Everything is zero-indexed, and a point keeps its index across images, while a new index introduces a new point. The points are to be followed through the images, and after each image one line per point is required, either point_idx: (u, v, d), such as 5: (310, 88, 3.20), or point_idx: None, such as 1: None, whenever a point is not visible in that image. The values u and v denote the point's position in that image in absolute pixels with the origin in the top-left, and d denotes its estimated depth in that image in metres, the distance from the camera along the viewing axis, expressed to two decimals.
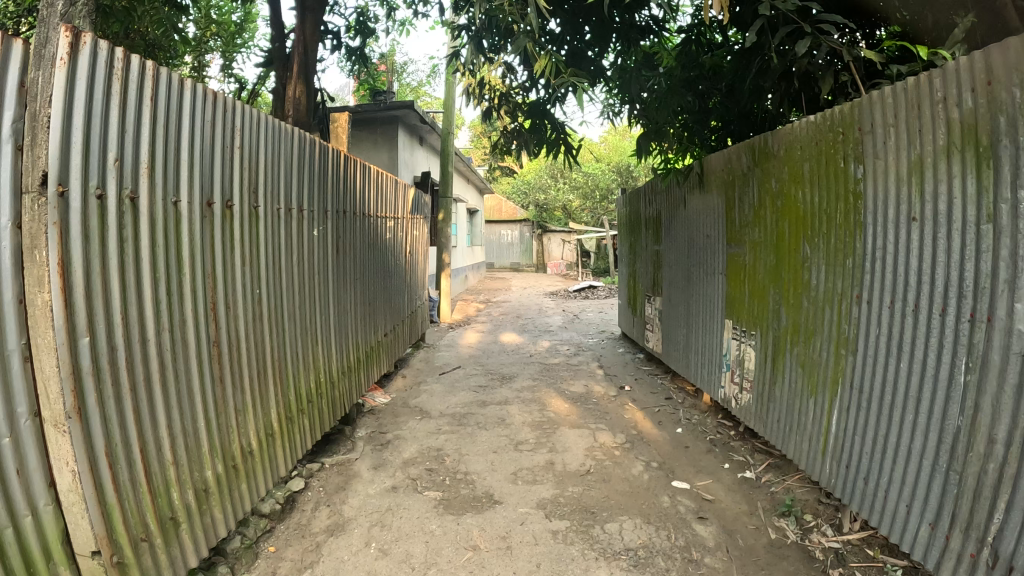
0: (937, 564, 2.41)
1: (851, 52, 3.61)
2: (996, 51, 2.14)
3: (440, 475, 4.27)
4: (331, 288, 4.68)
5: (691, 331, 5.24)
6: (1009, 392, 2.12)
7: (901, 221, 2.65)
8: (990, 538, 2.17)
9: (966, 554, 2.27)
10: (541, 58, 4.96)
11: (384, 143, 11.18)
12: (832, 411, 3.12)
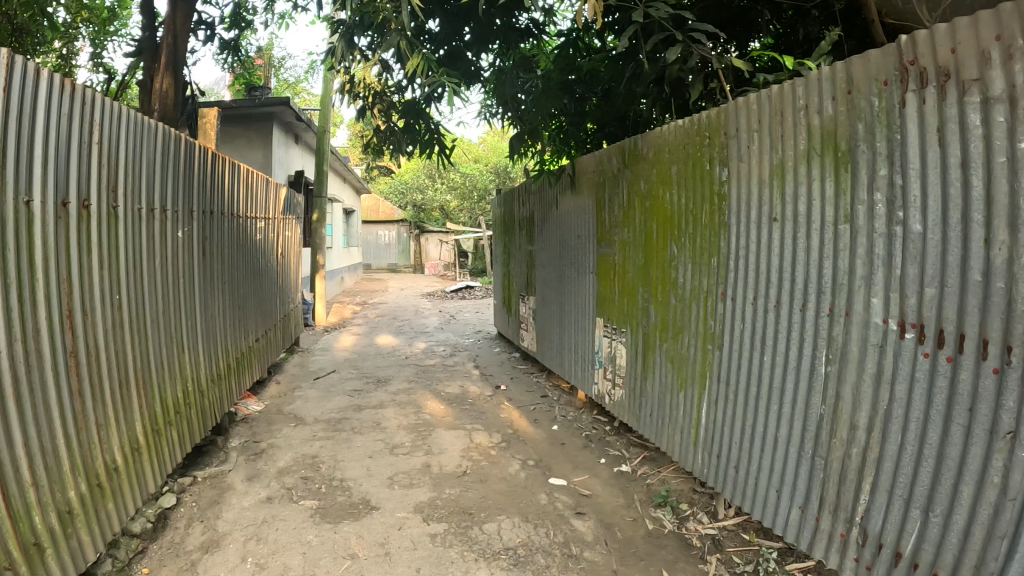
0: (809, 545, 2.54)
1: (721, 60, 3.73)
2: (857, 62, 2.27)
3: (316, 483, 4.11)
4: (198, 291, 4.42)
5: (564, 329, 5.31)
6: (868, 381, 2.27)
7: (763, 221, 2.77)
8: (859, 518, 2.31)
9: (836, 535, 2.40)
10: (414, 57, 4.96)
11: (259, 141, 10.74)
12: (702, 403, 3.23)
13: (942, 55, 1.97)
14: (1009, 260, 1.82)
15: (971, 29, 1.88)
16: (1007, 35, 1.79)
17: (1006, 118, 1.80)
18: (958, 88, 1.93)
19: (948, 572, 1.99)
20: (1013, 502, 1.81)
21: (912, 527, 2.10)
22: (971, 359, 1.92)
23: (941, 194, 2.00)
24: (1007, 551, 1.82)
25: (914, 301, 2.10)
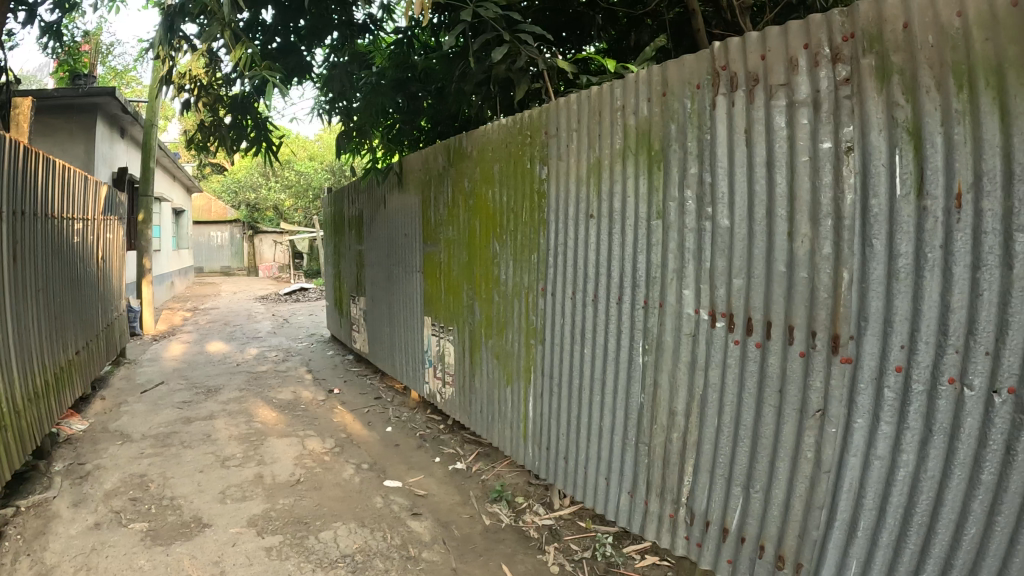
0: (641, 528, 2.64)
1: (547, 62, 3.80)
2: (671, 66, 2.39)
3: (146, 504, 3.81)
4: (10, 301, 3.96)
5: (394, 329, 5.24)
6: (683, 368, 2.39)
7: (580, 218, 2.85)
8: (685, 498, 2.44)
9: (666, 515, 2.52)
10: (237, 48, 4.67)
11: (82, 134, 9.83)
12: (528, 397, 3.28)
13: (753, 61, 2.13)
14: (810, 252, 1.99)
15: (780, 38, 2.04)
16: (813, 44, 1.96)
17: (810, 120, 1.97)
18: (766, 92, 2.09)
19: (774, 542, 2.15)
20: (827, 473, 1.99)
21: (736, 503, 2.25)
22: (779, 343, 2.08)
23: (747, 191, 2.15)
24: (828, 519, 2.00)
25: (722, 292, 2.23)
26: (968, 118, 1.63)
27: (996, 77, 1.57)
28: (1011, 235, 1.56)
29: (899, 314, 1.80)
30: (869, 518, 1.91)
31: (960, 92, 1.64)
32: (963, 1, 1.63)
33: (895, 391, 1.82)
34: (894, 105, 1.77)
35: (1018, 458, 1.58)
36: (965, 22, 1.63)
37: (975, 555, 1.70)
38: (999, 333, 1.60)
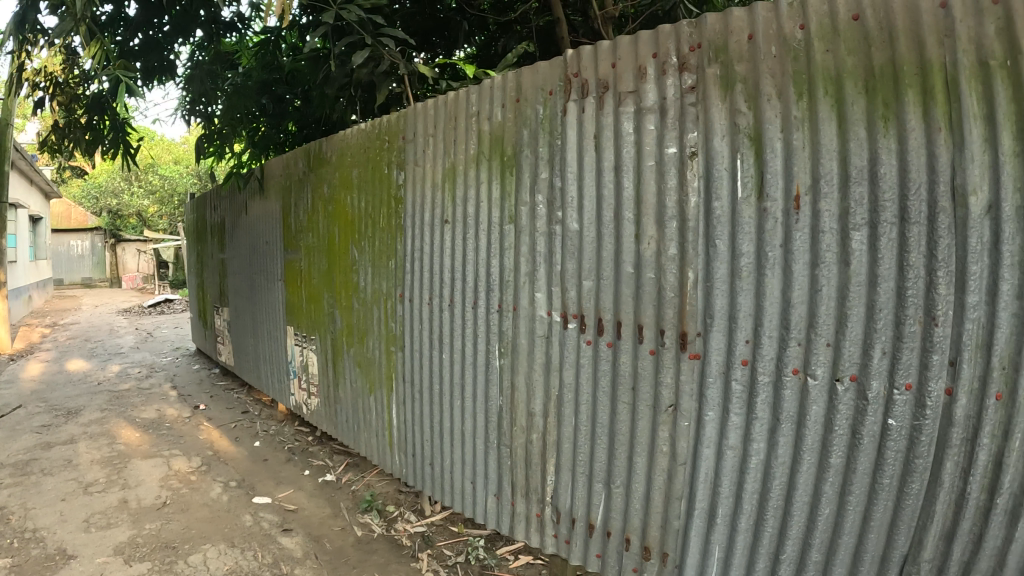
0: (509, 529, 2.65)
1: (408, 66, 3.83)
2: (525, 73, 2.43)
3: (2, 538, 3.50)
4: None
5: (258, 340, 5.08)
6: (539, 369, 2.41)
7: (436, 223, 2.82)
8: (549, 498, 2.47)
9: (532, 515, 2.55)
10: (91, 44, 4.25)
11: None
12: (390, 405, 3.22)
13: (603, 69, 2.19)
14: (656, 254, 2.05)
15: (630, 47, 2.12)
16: (661, 54, 2.05)
17: (656, 126, 2.05)
18: (615, 99, 2.16)
19: (638, 535, 2.22)
20: (683, 465, 2.07)
21: (599, 499, 2.30)
22: (630, 342, 2.12)
23: (596, 196, 2.19)
24: (687, 509, 2.09)
25: (574, 293, 2.26)
26: (806, 124, 1.76)
27: (833, 87, 1.72)
28: (847, 233, 1.71)
29: (743, 311, 1.89)
30: (727, 505, 2.01)
31: (800, 99, 1.77)
32: (805, 15, 1.77)
33: (742, 384, 1.92)
34: (736, 113, 1.88)
35: (863, 440, 1.74)
36: (807, 34, 1.77)
37: (830, 533, 1.85)
38: (838, 326, 1.74)
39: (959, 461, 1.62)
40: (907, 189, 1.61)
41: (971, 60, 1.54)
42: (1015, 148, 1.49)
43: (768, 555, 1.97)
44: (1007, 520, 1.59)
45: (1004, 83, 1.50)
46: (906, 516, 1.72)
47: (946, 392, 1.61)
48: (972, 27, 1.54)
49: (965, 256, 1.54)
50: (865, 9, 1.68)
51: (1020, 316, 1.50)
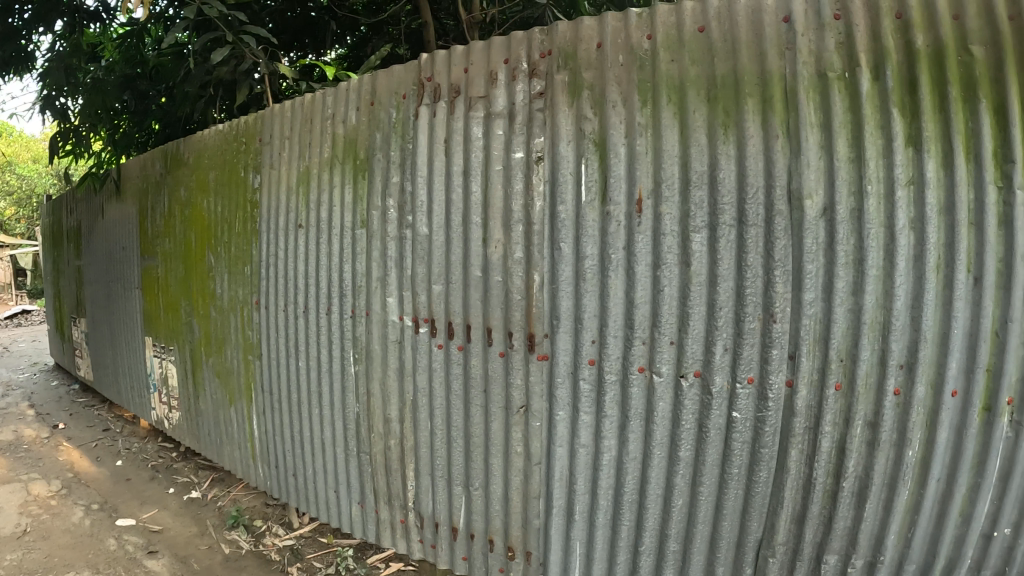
0: (376, 536, 2.62)
1: (269, 66, 3.74)
2: (381, 77, 2.42)
3: None
4: None
5: (117, 353, 4.83)
6: (393, 373, 2.34)
7: (290, 228, 2.75)
8: (411, 503, 2.45)
9: (396, 521, 2.53)
10: None
11: None
12: (251, 416, 3.12)
13: (456, 74, 2.21)
14: (503, 257, 2.01)
15: (483, 52, 2.14)
16: (512, 60, 2.08)
17: (504, 131, 2.05)
18: (466, 104, 2.16)
19: (501, 535, 2.23)
20: (538, 465, 2.05)
21: (460, 503, 2.30)
22: (480, 345, 2.08)
23: (445, 200, 2.15)
24: (546, 508, 2.09)
25: (425, 298, 2.19)
26: (649, 130, 1.81)
27: (676, 94, 1.79)
28: (688, 234, 1.76)
29: (589, 312, 1.89)
30: (584, 502, 2.03)
31: (644, 106, 1.83)
32: (652, 25, 1.85)
33: (590, 383, 1.91)
34: (582, 119, 1.91)
35: (710, 434, 1.81)
36: (653, 44, 1.85)
37: (685, 523, 1.92)
38: (681, 324, 1.78)
39: (803, 448, 1.74)
40: (745, 193, 1.69)
41: (809, 71, 1.68)
42: (848, 153, 1.63)
43: (627, 548, 2.01)
44: (854, 502, 1.74)
45: (841, 94, 1.65)
46: (757, 502, 1.82)
47: (786, 383, 1.72)
48: (811, 41, 1.69)
49: (801, 255, 1.66)
50: (710, 22, 1.79)
51: (854, 312, 1.65)
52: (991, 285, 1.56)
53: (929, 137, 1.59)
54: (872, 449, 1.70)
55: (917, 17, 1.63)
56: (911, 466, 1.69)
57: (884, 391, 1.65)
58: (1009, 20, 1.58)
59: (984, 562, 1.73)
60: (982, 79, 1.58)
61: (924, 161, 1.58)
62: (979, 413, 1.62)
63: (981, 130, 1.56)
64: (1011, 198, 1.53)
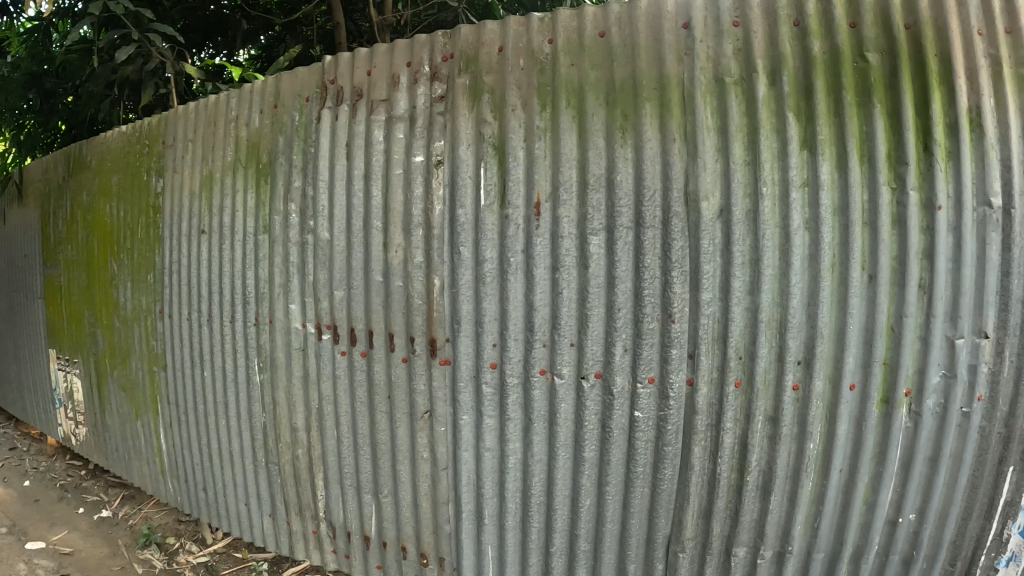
0: (289, 548, 2.57)
1: (175, 66, 3.68)
2: (284, 80, 2.38)
3: None
4: None
5: (22, 368, 4.63)
6: (297, 385, 2.30)
7: (192, 234, 2.68)
8: (322, 513, 2.40)
9: (309, 532, 2.47)
10: None
11: None
12: (158, 430, 3.03)
13: (358, 77, 2.17)
14: (404, 262, 1.97)
15: (386, 55, 2.12)
16: (415, 63, 2.06)
17: (405, 135, 2.03)
18: (368, 107, 2.13)
19: (414, 542, 2.19)
20: (445, 469, 2.01)
21: (371, 512, 2.26)
22: (382, 352, 2.03)
23: (346, 206, 2.12)
24: (455, 513, 2.04)
25: (327, 305, 2.17)
26: (548, 134, 1.78)
27: (575, 99, 1.78)
28: (585, 238, 1.72)
29: (489, 315, 1.84)
30: (493, 505, 1.97)
31: (542, 111, 1.80)
32: (553, 30, 1.84)
33: (493, 387, 1.86)
34: (482, 123, 1.87)
35: (613, 434, 1.78)
36: (554, 49, 1.83)
37: (594, 523, 1.88)
38: (580, 325, 1.75)
39: (706, 445, 1.74)
40: (642, 196, 1.68)
41: (707, 76, 1.69)
42: (744, 157, 1.65)
43: (539, 550, 1.97)
44: (758, 495, 1.76)
45: (738, 98, 1.67)
46: (663, 500, 1.80)
47: (687, 382, 1.70)
48: (709, 47, 1.71)
49: (697, 256, 1.65)
50: (610, 27, 1.79)
51: (751, 310, 1.65)
52: (885, 282, 1.62)
53: (824, 140, 1.63)
54: (774, 443, 1.71)
55: (814, 24, 1.68)
56: (812, 458, 1.72)
57: (783, 386, 1.67)
58: (903, 29, 1.65)
59: (891, 548, 1.81)
60: (877, 83, 1.64)
61: (818, 164, 1.62)
62: (877, 404, 1.69)
63: (875, 134, 1.62)
64: (904, 198, 1.60)
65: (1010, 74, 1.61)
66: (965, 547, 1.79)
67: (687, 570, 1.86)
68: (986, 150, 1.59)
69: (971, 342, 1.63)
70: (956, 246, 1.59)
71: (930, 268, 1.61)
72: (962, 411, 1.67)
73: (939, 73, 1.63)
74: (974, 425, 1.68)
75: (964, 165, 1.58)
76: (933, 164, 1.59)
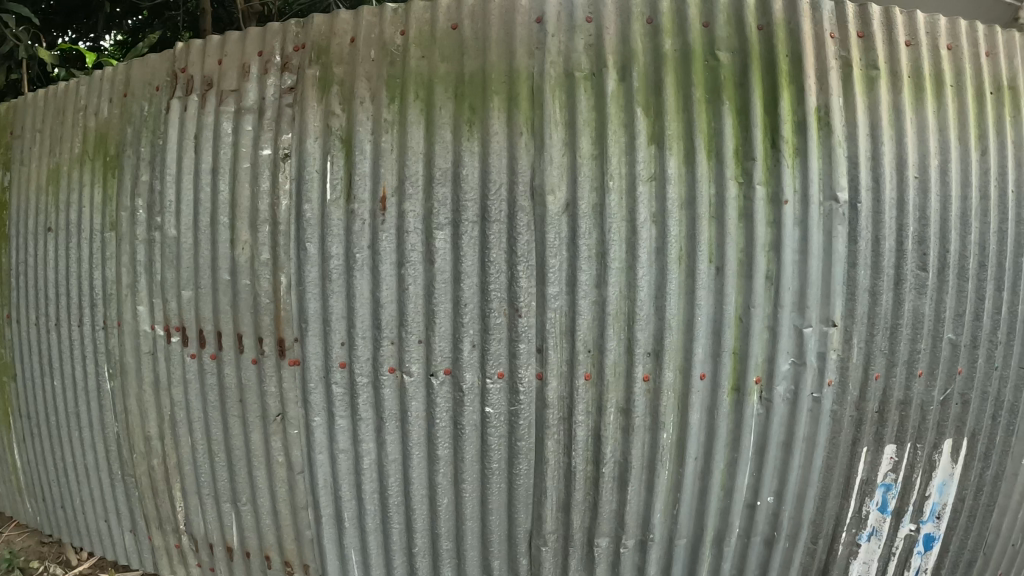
0: (153, 564, 2.43)
1: (27, 49, 3.50)
2: (136, 66, 2.25)
3: None
4: None
5: None
6: (148, 389, 2.18)
7: (39, 233, 2.50)
8: (183, 526, 2.28)
9: (172, 546, 2.34)
10: None
11: None
12: (13, 445, 2.82)
13: (209, 65, 2.04)
14: (250, 259, 1.85)
15: (237, 45, 2.01)
16: (266, 52, 1.93)
17: (254, 127, 1.89)
18: (217, 98, 1.98)
19: (278, 550, 2.09)
20: (301, 474, 1.93)
21: (231, 521, 2.15)
22: (232, 353, 1.93)
23: (193, 199, 1.99)
24: (315, 517, 1.96)
25: (175, 306, 2.04)
26: (396, 127, 1.69)
27: (423, 92, 1.69)
28: (431, 233, 1.66)
29: (336, 313, 1.74)
30: (352, 509, 1.90)
31: (391, 103, 1.70)
32: (406, 22, 1.75)
33: (343, 387, 1.78)
34: (330, 116, 1.75)
35: (465, 431, 1.74)
36: (406, 41, 1.75)
37: (454, 521, 1.84)
38: (427, 324, 1.69)
39: (559, 439, 1.72)
40: (487, 189, 1.62)
41: (556, 71, 1.65)
42: (591, 151, 1.62)
43: (402, 551, 1.91)
44: (616, 486, 1.75)
45: (587, 94, 1.64)
46: (521, 496, 1.77)
47: (536, 376, 1.68)
48: (561, 42, 1.67)
49: (544, 251, 1.61)
50: (463, 20, 1.72)
51: (598, 303, 1.64)
52: (732, 273, 1.64)
53: (671, 136, 1.63)
54: (627, 434, 1.71)
55: (666, 23, 1.69)
56: (666, 447, 1.73)
57: (634, 377, 1.67)
58: (757, 30, 1.72)
59: (752, 529, 1.86)
60: (727, 81, 1.67)
61: (665, 159, 1.62)
62: (729, 394, 1.71)
63: (723, 129, 1.64)
64: (750, 193, 1.63)
65: (861, 75, 1.74)
66: (826, 525, 1.92)
67: (552, 562, 1.84)
68: (833, 147, 1.67)
69: (819, 330, 1.70)
70: (803, 239, 1.66)
71: (777, 259, 1.65)
72: (813, 395, 1.75)
73: (789, 73, 1.69)
74: (825, 409, 1.77)
75: (811, 161, 1.65)
76: (780, 160, 1.64)
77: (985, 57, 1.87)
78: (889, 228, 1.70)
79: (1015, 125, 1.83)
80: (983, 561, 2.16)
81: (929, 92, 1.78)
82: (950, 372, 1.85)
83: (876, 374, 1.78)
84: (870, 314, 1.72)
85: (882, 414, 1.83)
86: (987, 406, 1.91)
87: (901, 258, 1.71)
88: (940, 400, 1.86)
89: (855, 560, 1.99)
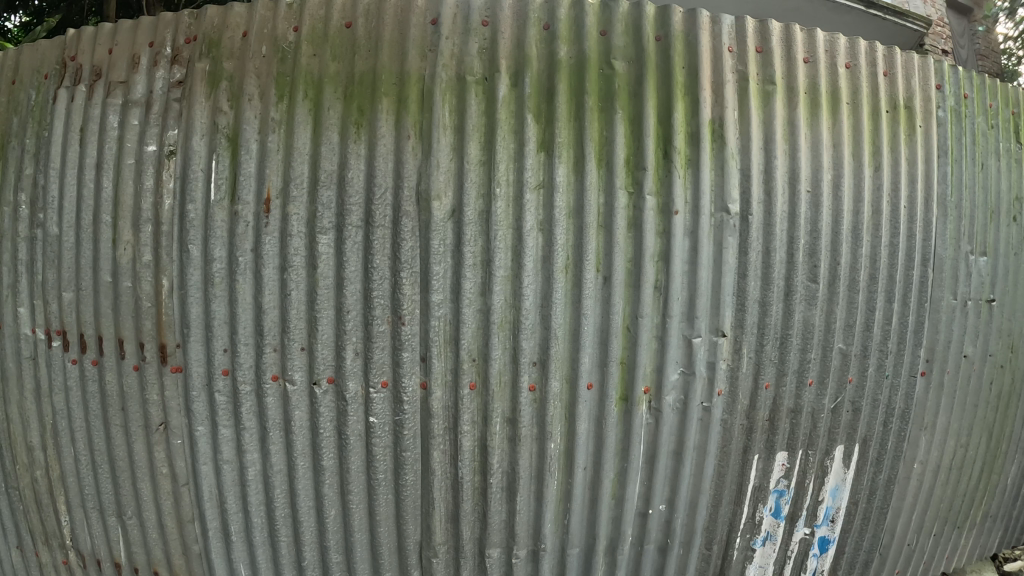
0: None
1: None
2: (26, 52, 1.98)
3: None
4: None
5: None
6: (29, 397, 1.90)
7: None
8: (69, 539, 1.99)
9: (56, 564, 2.03)
10: None
11: None
12: None
13: (99, 55, 1.86)
14: (132, 261, 1.74)
15: (130, 33, 1.85)
16: (157, 43, 1.80)
17: (140, 121, 1.76)
18: (104, 90, 1.81)
19: (165, 565, 1.94)
20: (187, 485, 1.84)
21: (117, 535, 1.95)
22: (113, 359, 1.79)
23: (76, 194, 1.79)
24: (201, 531, 1.87)
25: (55, 307, 1.82)
26: (283, 127, 1.63)
27: (313, 91, 1.65)
28: (314, 237, 1.61)
29: (218, 319, 1.68)
30: (239, 521, 1.83)
31: (279, 102, 1.65)
32: (299, 18, 1.70)
33: (226, 395, 1.72)
34: (217, 112, 1.68)
35: (350, 440, 1.70)
36: (298, 38, 1.69)
37: (342, 533, 1.80)
38: (310, 330, 1.64)
39: (445, 449, 1.70)
40: (372, 193, 1.59)
41: (448, 74, 1.63)
42: (479, 158, 1.60)
43: (291, 564, 1.86)
44: (504, 496, 1.74)
45: (477, 98, 1.62)
46: (408, 506, 1.75)
47: (420, 386, 1.66)
48: (455, 44, 1.65)
49: (428, 257, 1.59)
50: (357, 18, 1.69)
51: (482, 312, 1.62)
52: (619, 283, 1.64)
53: (561, 143, 1.62)
54: (514, 445, 1.70)
55: (562, 29, 1.68)
56: (554, 458, 1.72)
57: (519, 387, 1.66)
58: (654, 40, 1.72)
59: (645, 537, 1.87)
60: (621, 91, 1.67)
61: (554, 166, 1.61)
62: (617, 403, 1.71)
63: (614, 139, 1.64)
64: (640, 203, 1.64)
65: (757, 89, 1.75)
66: (720, 530, 1.93)
67: (443, 572, 1.82)
68: (725, 159, 1.69)
69: (708, 340, 1.72)
70: (692, 249, 1.67)
71: (666, 270, 1.66)
72: (702, 405, 1.76)
73: (684, 85, 1.70)
74: (715, 419, 1.79)
75: (702, 173, 1.67)
76: (671, 170, 1.65)
77: (884, 76, 1.90)
78: (780, 241, 1.73)
79: (907, 143, 1.88)
80: (879, 561, 2.23)
81: (825, 109, 1.80)
82: (841, 381, 1.88)
83: (766, 384, 1.80)
84: (760, 324, 1.75)
85: (773, 423, 1.86)
86: (877, 413, 1.96)
87: (792, 270, 1.74)
88: (830, 408, 1.90)
89: (751, 563, 2.02)
